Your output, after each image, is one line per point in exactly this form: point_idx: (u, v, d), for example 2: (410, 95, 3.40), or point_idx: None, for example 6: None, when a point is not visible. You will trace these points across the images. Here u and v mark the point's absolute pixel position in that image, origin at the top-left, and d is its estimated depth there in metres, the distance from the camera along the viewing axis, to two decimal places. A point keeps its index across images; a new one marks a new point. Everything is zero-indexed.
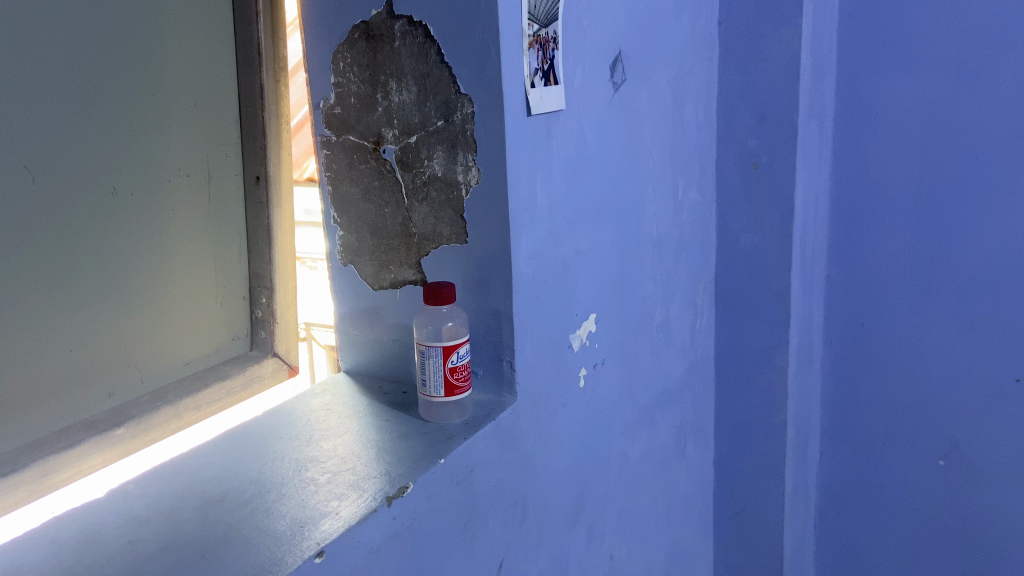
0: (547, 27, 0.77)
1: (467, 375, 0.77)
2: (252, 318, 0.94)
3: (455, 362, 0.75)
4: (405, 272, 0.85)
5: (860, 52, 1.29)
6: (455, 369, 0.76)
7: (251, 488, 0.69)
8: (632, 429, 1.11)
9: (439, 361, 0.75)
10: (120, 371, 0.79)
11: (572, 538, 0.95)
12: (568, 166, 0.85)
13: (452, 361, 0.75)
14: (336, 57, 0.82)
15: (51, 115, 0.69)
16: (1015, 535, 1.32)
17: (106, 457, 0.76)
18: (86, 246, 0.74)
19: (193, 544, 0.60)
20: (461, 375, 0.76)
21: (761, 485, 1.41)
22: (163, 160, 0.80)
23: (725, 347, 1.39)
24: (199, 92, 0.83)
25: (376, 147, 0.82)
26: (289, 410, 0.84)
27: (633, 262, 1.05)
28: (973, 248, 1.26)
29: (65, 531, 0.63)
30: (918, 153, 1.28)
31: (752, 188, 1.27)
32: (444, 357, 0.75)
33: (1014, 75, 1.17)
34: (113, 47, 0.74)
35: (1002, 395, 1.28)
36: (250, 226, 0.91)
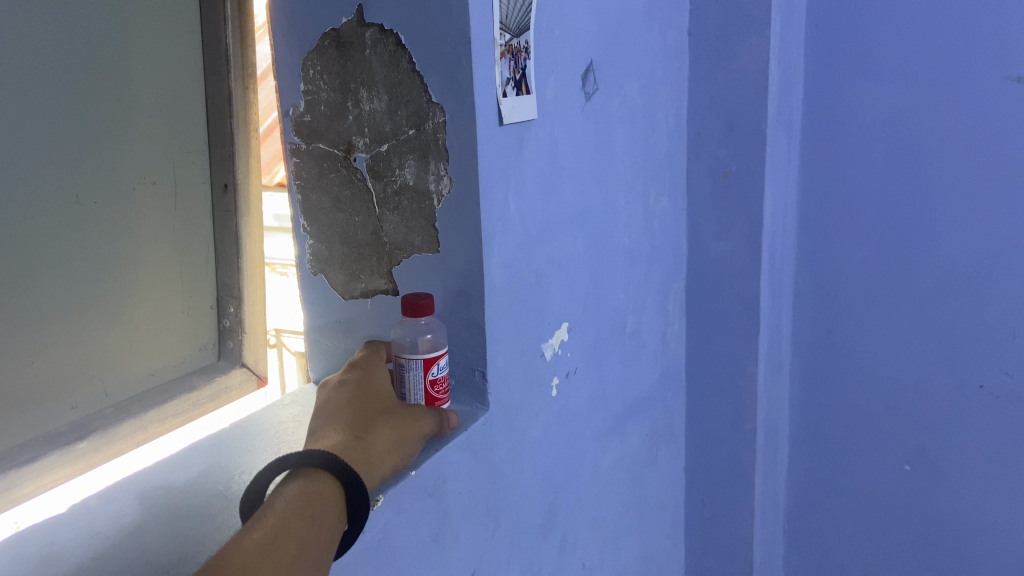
0: (519, 36, 0.77)
1: (445, 387, 0.77)
2: (219, 328, 0.93)
3: (435, 374, 0.76)
4: (376, 281, 0.84)
5: (826, 64, 1.32)
6: (435, 382, 0.76)
7: (217, 503, 0.67)
8: (605, 437, 1.11)
9: (420, 374, 0.75)
10: (82, 383, 0.77)
11: (545, 548, 0.95)
12: (541, 175, 0.85)
13: (433, 373, 0.75)
14: (306, 65, 0.81)
15: (11, 120, 0.67)
16: (978, 537, 1.35)
17: (70, 470, 0.74)
18: (47, 256, 0.72)
19: (155, 561, 0.59)
20: (441, 387, 0.77)
21: (731, 491, 1.42)
22: (128, 168, 0.78)
23: (696, 354, 1.40)
24: (166, 98, 0.82)
25: (346, 155, 0.81)
26: (257, 423, 0.83)
27: (605, 270, 1.06)
28: (937, 256, 1.29)
29: (23, 548, 0.62)
30: (882, 164, 1.31)
31: (722, 196, 1.29)
32: (425, 369, 0.75)
33: (974, 88, 1.21)
34: (76, 51, 0.72)
35: (966, 400, 1.31)
36: (217, 235, 0.90)
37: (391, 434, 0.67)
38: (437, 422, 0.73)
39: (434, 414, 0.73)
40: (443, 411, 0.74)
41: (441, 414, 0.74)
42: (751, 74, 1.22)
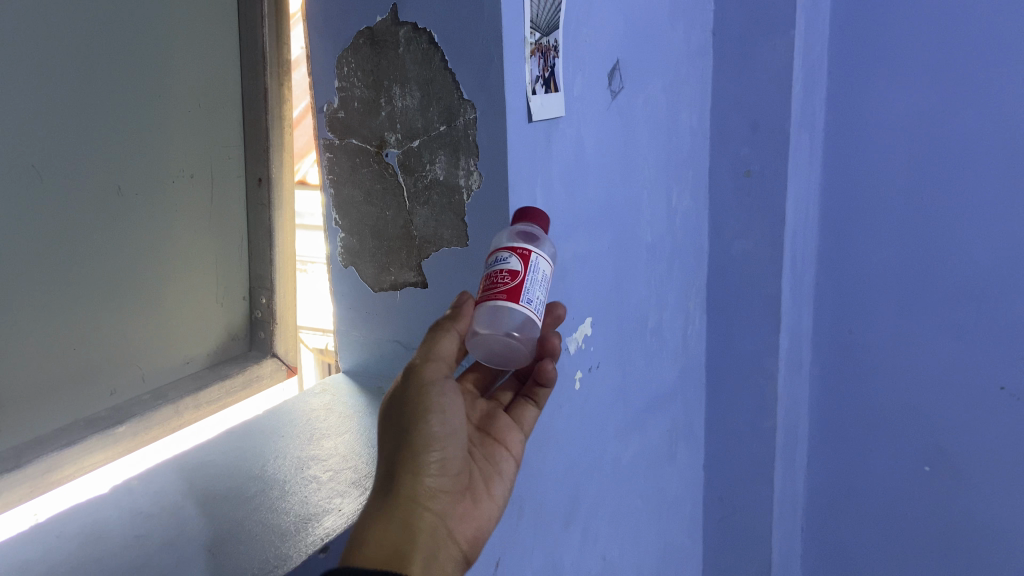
0: (549, 35, 0.78)
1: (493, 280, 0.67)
2: (251, 319, 0.96)
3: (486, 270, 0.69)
4: (405, 274, 0.86)
5: (850, 65, 1.33)
6: (490, 273, 0.68)
7: (253, 485, 0.70)
8: (626, 432, 1.13)
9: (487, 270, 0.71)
10: (121, 370, 0.79)
11: (567, 539, 0.97)
12: (567, 172, 0.87)
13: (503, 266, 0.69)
14: (340, 62, 0.83)
15: (60, 113, 0.70)
16: (999, 539, 1.34)
17: (108, 454, 0.76)
18: (91, 246, 0.74)
19: (197, 539, 0.61)
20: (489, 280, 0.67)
21: (750, 489, 1.43)
22: (166, 161, 0.80)
23: (716, 352, 1.41)
24: (203, 94, 0.84)
25: (379, 151, 0.84)
26: (289, 410, 0.86)
27: (629, 266, 1.07)
28: (960, 257, 1.28)
29: (69, 527, 0.64)
30: (905, 164, 1.31)
31: (745, 195, 1.30)
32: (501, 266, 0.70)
33: (999, 89, 1.20)
34: (120, 48, 0.74)
35: (988, 401, 1.31)
36: (250, 227, 0.93)
37: (402, 450, 0.62)
38: (447, 345, 0.65)
39: (430, 352, 0.65)
40: (438, 333, 0.66)
41: (439, 338, 0.65)
42: (775, 74, 1.23)
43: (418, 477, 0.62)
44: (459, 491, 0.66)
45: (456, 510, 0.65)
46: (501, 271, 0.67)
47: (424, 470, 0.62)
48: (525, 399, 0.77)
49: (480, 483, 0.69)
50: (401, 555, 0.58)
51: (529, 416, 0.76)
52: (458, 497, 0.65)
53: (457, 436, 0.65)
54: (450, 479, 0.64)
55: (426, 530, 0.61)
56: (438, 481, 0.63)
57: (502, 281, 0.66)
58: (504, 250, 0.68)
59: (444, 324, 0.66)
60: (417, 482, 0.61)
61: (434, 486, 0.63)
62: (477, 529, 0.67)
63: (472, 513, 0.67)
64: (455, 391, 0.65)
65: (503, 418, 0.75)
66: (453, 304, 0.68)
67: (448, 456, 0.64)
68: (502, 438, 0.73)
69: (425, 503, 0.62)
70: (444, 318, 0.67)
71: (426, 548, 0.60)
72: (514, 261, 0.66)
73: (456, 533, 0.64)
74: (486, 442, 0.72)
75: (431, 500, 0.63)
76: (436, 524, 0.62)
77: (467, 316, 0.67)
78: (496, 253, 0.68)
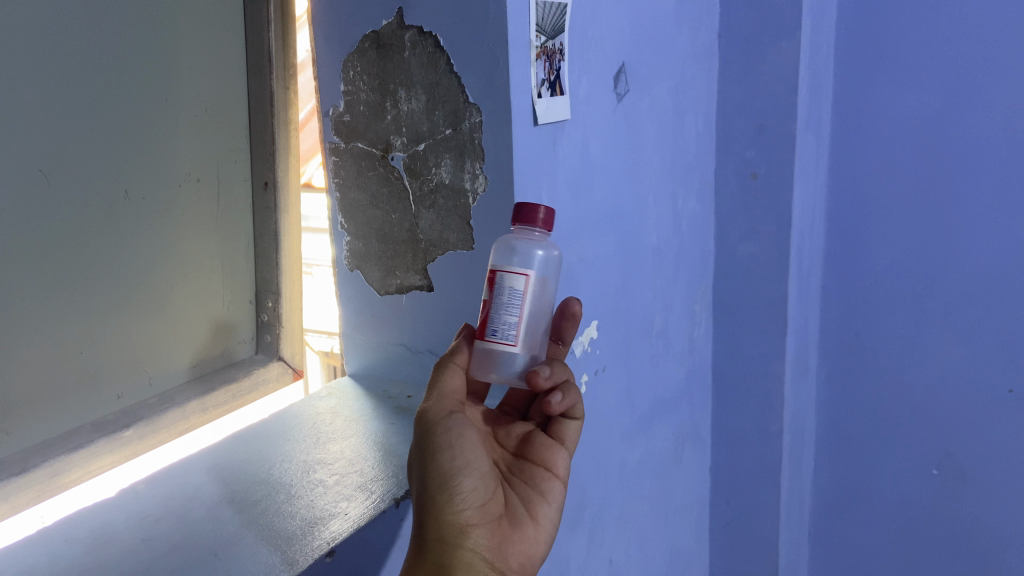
0: (555, 38, 0.78)
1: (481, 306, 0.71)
2: (258, 323, 0.96)
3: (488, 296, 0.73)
4: (411, 278, 0.86)
5: (856, 66, 1.32)
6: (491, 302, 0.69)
7: (259, 488, 0.70)
8: (632, 435, 1.12)
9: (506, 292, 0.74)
10: (128, 373, 0.79)
11: (573, 543, 0.97)
12: (573, 175, 0.86)
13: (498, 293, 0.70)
14: (346, 66, 0.84)
15: (68, 117, 0.70)
16: (1008, 543, 1.33)
17: (116, 458, 0.76)
18: (97, 250, 0.74)
19: (203, 543, 0.61)
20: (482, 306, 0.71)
21: (757, 493, 1.42)
22: (173, 165, 0.81)
23: (722, 355, 1.41)
24: (210, 98, 0.85)
25: (384, 154, 0.84)
26: (295, 413, 0.87)
27: (635, 269, 1.07)
28: (968, 259, 1.28)
29: (76, 530, 0.64)
30: (912, 166, 1.30)
31: (751, 197, 1.29)
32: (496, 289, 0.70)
33: (1007, 90, 1.19)
34: (128, 52, 0.74)
35: (997, 404, 1.30)
36: (257, 231, 0.93)
37: (424, 494, 0.63)
38: (449, 386, 0.69)
39: (433, 395, 0.68)
40: (436, 378, 0.69)
41: (439, 384, 0.69)
42: (781, 76, 1.23)
43: (445, 517, 0.62)
44: (494, 521, 0.65)
45: (494, 541, 0.65)
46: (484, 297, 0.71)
47: (448, 509, 0.63)
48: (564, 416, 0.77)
49: (521, 508, 0.69)
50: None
51: (570, 431, 0.75)
52: (495, 527, 0.65)
53: (476, 467, 0.65)
54: (479, 510, 0.64)
55: (464, 568, 0.61)
56: (468, 516, 0.63)
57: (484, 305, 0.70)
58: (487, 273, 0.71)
59: (444, 363, 0.71)
60: (443, 523, 0.62)
61: (464, 522, 0.63)
62: (524, 555, 0.66)
63: (514, 539, 0.66)
64: (465, 423, 0.66)
65: (541, 438, 0.74)
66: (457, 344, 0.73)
67: (470, 489, 0.64)
68: (542, 459, 0.73)
69: (457, 540, 0.62)
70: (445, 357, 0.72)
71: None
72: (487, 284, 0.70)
73: (500, 562, 0.64)
74: (525, 466, 0.73)
75: (465, 536, 0.63)
76: (474, 559, 0.62)
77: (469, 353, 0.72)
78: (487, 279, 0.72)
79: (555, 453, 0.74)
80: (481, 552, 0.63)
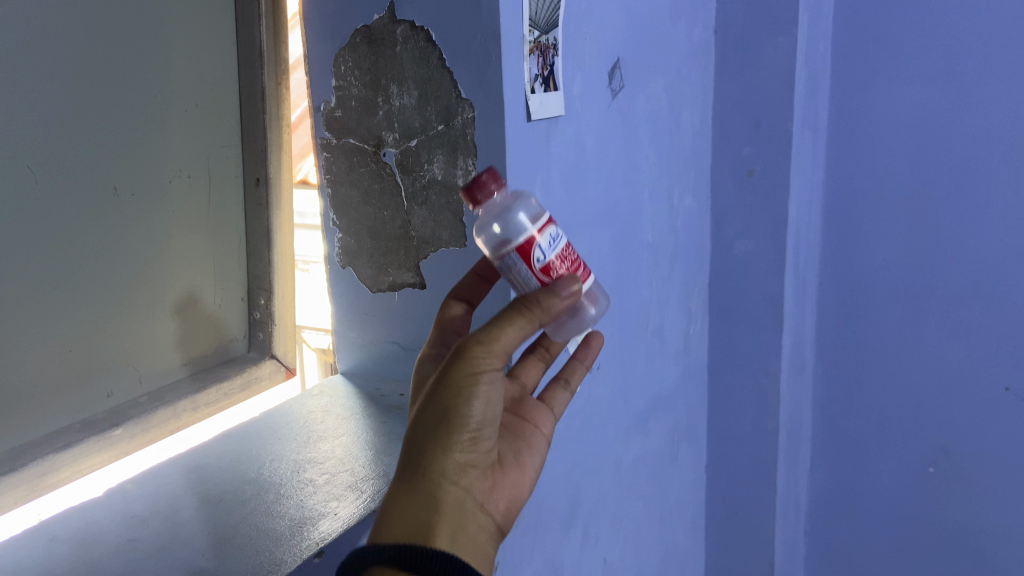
0: (548, 33, 0.77)
1: (565, 262, 0.65)
2: (250, 320, 0.95)
3: (542, 261, 0.63)
4: (403, 275, 0.86)
5: (853, 63, 1.31)
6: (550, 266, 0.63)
7: (248, 488, 0.69)
8: (627, 433, 1.12)
9: (525, 267, 0.63)
10: (118, 371, 0.78)
11: (567, 541, 0.96)
12: (567, 171, 0.86)
13: (536, 260, 0.63)
14: (338, 61, 0.83)
15: (53, 111, 0.69)
16: (1004, 541, 1.33)
17: (105, 457, 0.75)
18: (86, 247, 0.73)
19: (191, 543, 0.61)
20: (560, 264, 0.64)
21: (753, 490, 1.42)
22: (163, 161, 0.80)
23: (718, 352, 1.40)
24: (200, 94, 0.84)
25: (376, 150, 0.83)
26: (287, 411, 0.86)
27: (629, 266, 1.06)
28: (965, 256, 1.27)
29: (62, 530, 0.63)
30: (909, 163, 1.29)
31: (746, 194, 1.29)
32: (526, 259, 0.63)
33: (1004, 87, 1.19)
34: (114, 44, 0.73)
35: (993, 402, 1.30)
36: (249, 228, 0.92)
37: (438, 429, 0.56)
38: (513, 340, 0.57)
39: (495, 339, 0.56)
40: (504, 321, 0.57)
41: (504, 327, 0.57)
42: (778, 72, 1.22)
43: (451, 455, 0.56)
44: (491, 466, 0.61)
45: (486, 485, 0.60)
46: (563, 245, 0.65)
47: (456, 447, 0.56)
48: (555, 383, 0.75)
49: (511, 455, 0.65)
50: (427, 530, 0.54)
51: (559, 399, 0.74)
52: (489, 473, 0.60)
53: (495, 416, 0.59)
54: (483, 455, 0.59)
55: (454, 507, 0.56)
56: (471, 458, 0.58)
57: (570, 253, 0.66)
58: (549, 226, 0.64)
59: (529, 311, 0.58)
60: (448, 461, 0.56)
61: (466, 463, 0.57)
62: (510, 500, 0.62)
63: (503, 485, 0.62)
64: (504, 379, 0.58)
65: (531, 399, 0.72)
66: (546, 291, 0.59)
67: (484, 435, 0.58)
68: (531, 417, 0.71)
69: (454, 478, 0.56)
70: (532, 304, 0.58)
71: (454, 524, 0.55)
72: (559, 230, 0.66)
73: (488, 506, 0.59)
74: (515, 421, 0.69)
75: (461, 475, 0.57)
76: (465, 499, 0.57)
77: (557, 309, 0.59)
78: (544, 233, 0.63)
79: (542, 414, 0.72)
80: (474, 494, 0.58)
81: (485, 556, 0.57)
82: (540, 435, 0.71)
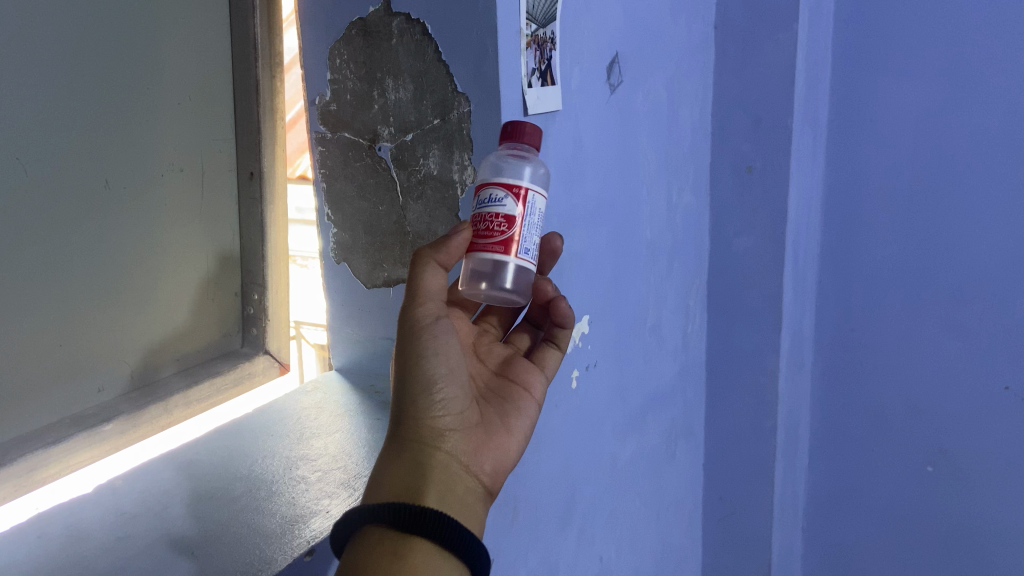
0: (546, 27, 0.76)
1: (484, 224, 0.66)
2: (243, 316, 0.95)
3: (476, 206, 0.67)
4: (398, 271, 0.85)
5: (854, 59, 1.31)
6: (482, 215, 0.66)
7: (240, 485, 0.68)
8: (624, 430, 1.11)
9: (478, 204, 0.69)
10: (108, 367, 0.78)
11: (563, 539, 0.95)
12: (564, 166, 0.85)
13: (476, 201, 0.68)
14: (333, 54, 0.82)
15: (44, 102, 0.68)
16: (1002, 541, 1.32)
17: (95, 453, 0.75)
18: (76, 241, 0.72)
19: (180, 542, 0.60)
20: (478, 222, 0.66)
21: (750, 489, 1.41)
22: (156, 153, 0.79)
23: (716, 350, 1.40)
24: (194, 86, 0.83)
25: (371, 144, 0.82)
26: (281, 407, 0.86)
27: (627, 262, 1.05)
28: (966, 255, 1.26)
29: (51, 527, 0.63)
30: (909, 161, 1.29)
31: (746, 191, 1.28)
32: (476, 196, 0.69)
33: (1006, 85, 1.18)
34: (106, 35, 0.72)
35: (992, 401, 1.29)
36: (243, 223, 0.92)
37: (405, 399, 0.61)
38: (433, 284, 0.63)
39: (416, 292, 0.63)
40: (418, 273, 0.63)
41: (423, 287, 0.63)
42: (779, 68, 1.21)
43: (424, 419, 0.61)
44: (471, 427, 0.64)
45: (470, 445, 0.63)
46: (496, 215, 0.65)
47: (428, 411, 0.61)
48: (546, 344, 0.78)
49: (498, 418, 0.68)
50: (416, 491, 0.57)
51: (551, 360, 0.77)
52: (472, 434, 0.64)
53: (457, 375, 0.63)
54: (458, 416, 0.63)
55: (439, 468, 0.60)
56: (447, 421, 0.62)
57: (499, 226, 0.65)
58: (495, 186, 0.65)
59: (420, 256, 0.63)
60: (422, 425, 0.61)
61: (443, 426, 0.62)
62: (497, 462, 0.65)
63: (489, 445, 0.65)
64: (452, 337, 0.63)
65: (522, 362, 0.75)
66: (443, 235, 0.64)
67: (450, 396, 0.62)
68: (522, 380, 0.73)
69: (432, 442, 0.61)
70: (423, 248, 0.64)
71: (440, 484, 0.59)
72: (509, 205, 0.65)
73: (475, 466, 0.63)
74: (503, 384, 0.72)
75: (442, 440, 0.61)
76: (449, 461, 0.61)
77: (454, 243, 0.63)
78: (488, 190, 0.66)
79: (533, 376, 0.74)
80: (458, 456, 0.62)
81: (476, 514, 0.61)
82: (532, 400, 0.73)
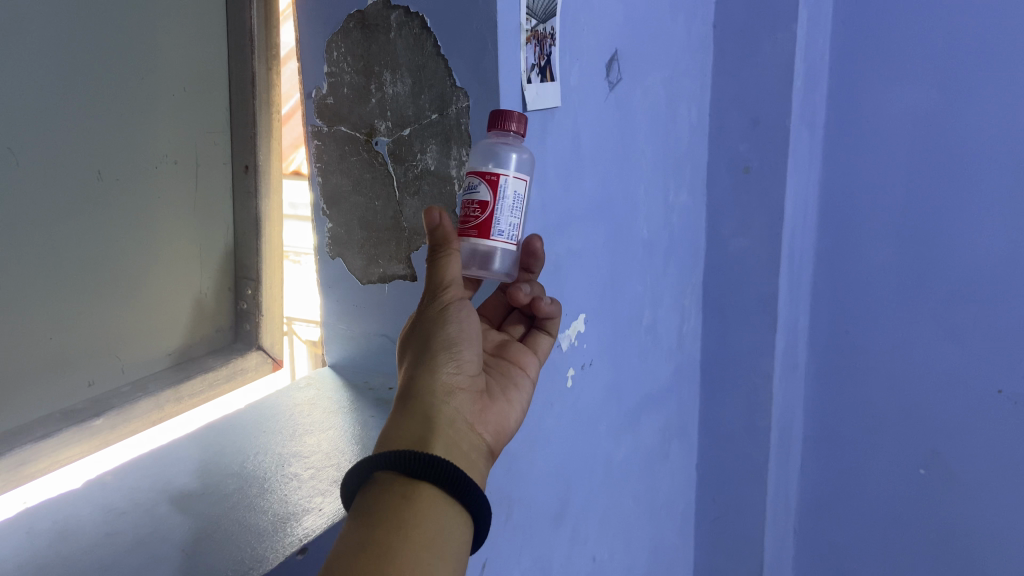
0: (546, 22, 0.76)
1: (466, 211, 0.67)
2: (237, 311, 0.94)
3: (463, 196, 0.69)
4: (394, 267, 0.84)
5: (851, 61, 1.31)
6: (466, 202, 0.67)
7: (231, 481, 0.68)
8: (618, 430, 1.10)
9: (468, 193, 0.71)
10: (99, 362, 0.76)
11: (557, 538, 0.95)
12: (563, 163, 0.84)
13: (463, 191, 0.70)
14: (330, 47, 0.81)
15: (36, 90, 0.66)
16: (993, 543, 1.33)
17: (85, 447, 0.74)
18: (69, 233, 0.71)
19: (169, 539, 0.59)
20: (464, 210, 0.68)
21: (743, 488, 1.41)
22: (149, 145, 0.77)
23: (712, 350, 1.39)
24: (189, 77, 0.81)
25: (368, 139, 0.81)
26: (273, 403, 0.85)
27: (623, 260, 1.05)
28: (961, 257, 1.26)
29: (39, 522, 0.61)
30: (905, 163, 1.29)
31: (742, 191, 1.28)
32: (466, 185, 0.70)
33: (1001, 89, 1.18)
34: (101, 23, 0.71)
35: (985, 404, 1.29)
36: (237, 216, 0.91)
37: (422, 353, 0.61)
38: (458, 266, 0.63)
39: (442, 270, 0.62)
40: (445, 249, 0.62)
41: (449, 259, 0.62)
42: (776, 68, 1.21)
43: (437, 375, 0.60)
44: (478, 390, 0.64)
45: (475, 407, 0.63)
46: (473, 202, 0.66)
47: (443, 367, 0.61)
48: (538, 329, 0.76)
49: (496, 388, 0.67)
50: (425, 441, 0.56)
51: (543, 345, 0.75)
52: (478, 396, 0.64)
53: (476, 341, 0.63)
54: (467, 378, 0.63)
55: (446, 421, 0.59)
56: (457, 380, 0.62)
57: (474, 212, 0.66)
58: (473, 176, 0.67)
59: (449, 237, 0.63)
60: (434, 378, 0.60)
61: (453, 383, 0.61)
62: (498, 424, 0.65)
63: (491, 409, 0.65)
64: (473, 308, 0.64)
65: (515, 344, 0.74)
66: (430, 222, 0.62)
67: (465, 357, 0.62)
68: (517, 359, 0.72)
69: (443, 396, 0.60)
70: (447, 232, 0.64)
71: (448, 437, 0.58)
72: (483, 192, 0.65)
73: (478, 426, 0.62)
74: (501, 363, 0.71)
75: (450, 396, 0.61)
76: (457, 417, 0.60)
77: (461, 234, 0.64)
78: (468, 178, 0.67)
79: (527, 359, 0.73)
80: (464, 414, 0.61)
81: (479, 469, 0.60)
82: (524, 390, 0.70)
